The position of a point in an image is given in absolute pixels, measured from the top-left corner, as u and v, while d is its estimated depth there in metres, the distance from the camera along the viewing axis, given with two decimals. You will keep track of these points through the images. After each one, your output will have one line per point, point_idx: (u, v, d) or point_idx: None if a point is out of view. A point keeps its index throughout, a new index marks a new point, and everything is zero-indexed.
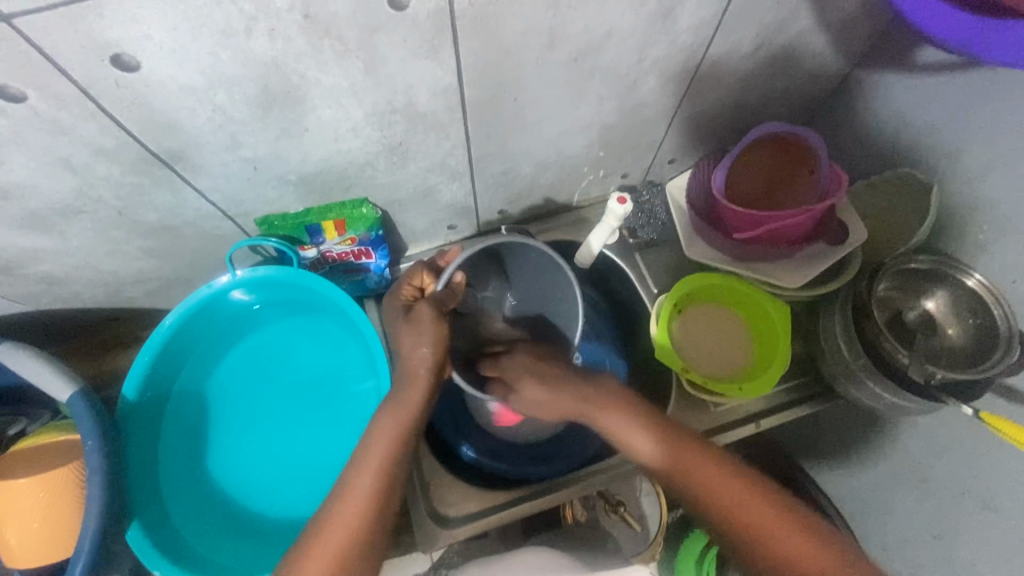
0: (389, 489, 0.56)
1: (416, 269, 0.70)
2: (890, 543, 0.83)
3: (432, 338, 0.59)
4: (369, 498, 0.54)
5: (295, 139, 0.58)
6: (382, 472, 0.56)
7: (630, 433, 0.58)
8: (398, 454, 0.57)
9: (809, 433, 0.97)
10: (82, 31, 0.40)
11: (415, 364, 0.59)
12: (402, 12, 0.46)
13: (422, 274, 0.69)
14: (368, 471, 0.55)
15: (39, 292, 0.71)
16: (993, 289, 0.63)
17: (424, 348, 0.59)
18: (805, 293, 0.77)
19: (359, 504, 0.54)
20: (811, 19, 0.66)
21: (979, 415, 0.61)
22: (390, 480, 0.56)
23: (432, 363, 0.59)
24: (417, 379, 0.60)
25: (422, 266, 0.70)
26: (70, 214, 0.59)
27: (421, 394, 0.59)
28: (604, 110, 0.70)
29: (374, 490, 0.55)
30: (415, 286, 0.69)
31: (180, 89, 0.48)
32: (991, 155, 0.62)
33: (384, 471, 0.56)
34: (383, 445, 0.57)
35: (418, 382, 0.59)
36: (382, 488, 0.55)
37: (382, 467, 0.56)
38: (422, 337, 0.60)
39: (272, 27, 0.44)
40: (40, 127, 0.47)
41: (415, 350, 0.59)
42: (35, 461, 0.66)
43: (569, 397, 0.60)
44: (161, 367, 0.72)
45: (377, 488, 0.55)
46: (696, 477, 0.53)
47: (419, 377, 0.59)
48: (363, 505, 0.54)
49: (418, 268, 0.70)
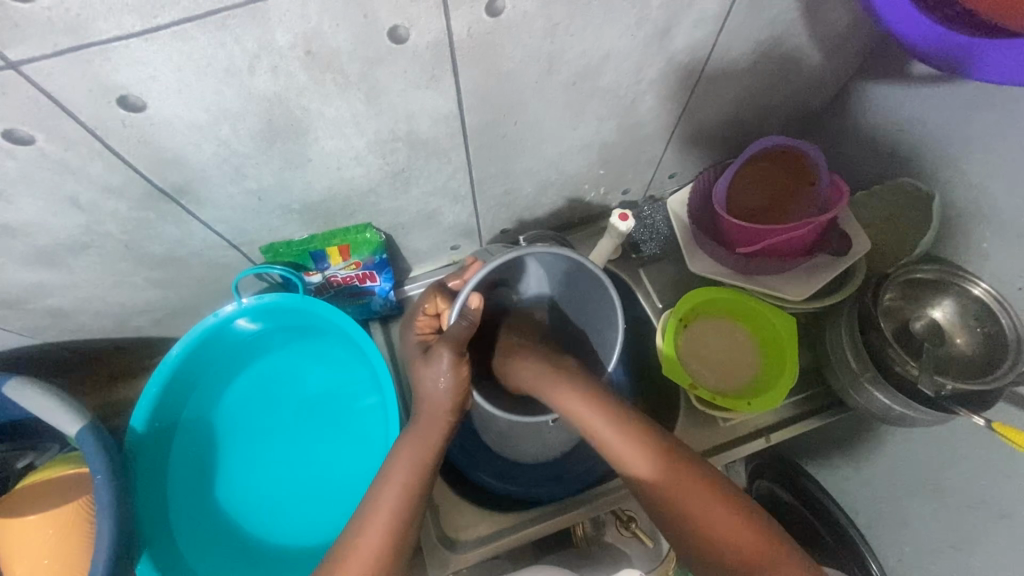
0: (407, 522, 0.57)
1: (429, 294, 0.70)
2: (906, 554, 0.82)
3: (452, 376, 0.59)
4: (385, 534, 0.55)
5: (299, 169, 0.58)
6: (400, 504, 0.57)
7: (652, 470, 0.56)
8: (415, 491, 0.58)
9: (819, 443, 0.96)
10: (90, 75, 0.41)
11: (434, 403, 0.60)
12: (402, 45, 0.47)
13: (435, 300, 0.69)
14: (386, 504, 0.57)
15: (47, 325, 0.71)
16: (999, 296, 0.64)
17: (441, 386, 0.60)
18: (811, 305, 0.77)
19: (378, 537, 0.55)
20: (806, 34, 0.66)
21: (991, 426, 0.60)
22: (408, 514, 0.57)
23: (451, 406, 0.60)
24: (436, 415, 0.61)
25: (435, 290, 0.70)
26: (77, 249, 0.59)
27: (441, 432, 0.60)
28: (603, 130, 0.71)
29: (393, 525, 0.56)
30: (431, 315, 0.69)
31: (185, 127, 0.49)
32: (991, 164, 0.62)
33: (401, 506, 0.57)
34: (400, 482, 0.58)
35: (438, 422, 0.61)
36: (400, 522, 0.56)
37: (398, 501, 0.57)
38: (435, 367, 0.60)
39: (274, 63, 0.45)
40: (49, 167, 0.48)
41: (434, 389, 0.60)
42: (47, 494, 0.67)
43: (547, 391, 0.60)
44: (170, 396, 0.72)
45: (393, 523, 0.56)
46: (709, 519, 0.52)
47: (440, 417, 0.61)
48: (380, 540, 0.55)
49: (429, 294, 0.70)
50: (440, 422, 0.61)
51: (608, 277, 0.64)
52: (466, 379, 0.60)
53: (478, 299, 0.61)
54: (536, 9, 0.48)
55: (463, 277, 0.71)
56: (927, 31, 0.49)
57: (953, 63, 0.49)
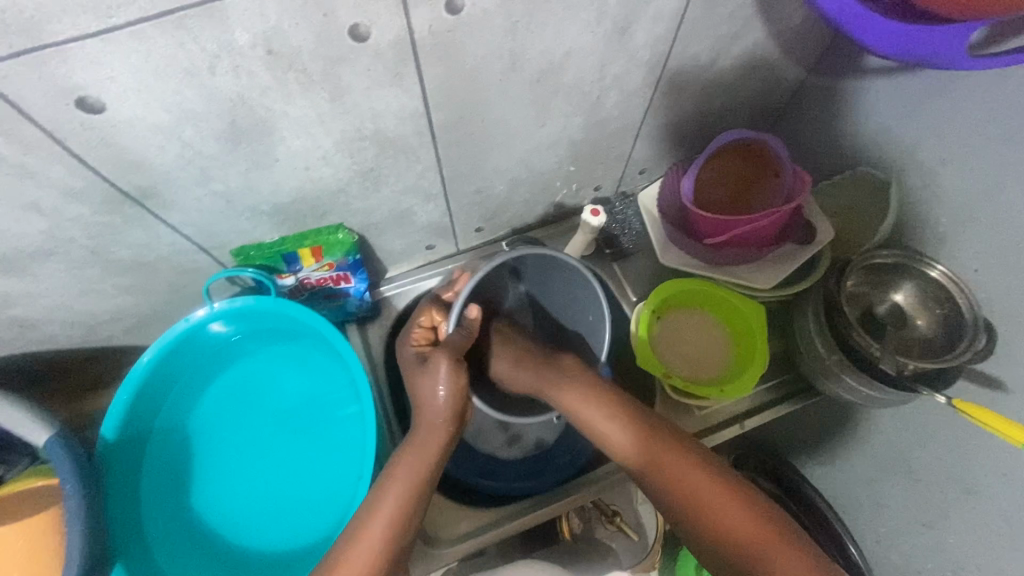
0: (402, 534, 0.56)
1: (424, 307, 0.70)
2: (882, 534, 0.84)
3: (451, 386, 0.60)
4: (383, 537, 0.55)
5: (267, 170, 0.58)
6: (395, 515, 0.56)
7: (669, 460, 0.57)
8: (414, 494, 0.57)
9: (795, 430, 0.99)
10: (46, 77, 0.41)
11: (433, 413, 0.60)
12: (363, 43, 0.48)
13: (431, 312, 0.69)
14: (381, 518, 0.56)
15: (13, 336, 0.70)
16: (956, 278, 0.65)
17: (439, 396, 0.60)
18: (777, 293, 0.79)
19: (375, 540, 0.55)
20: (763, 29, 0.68)
21: (953, 404, 0.62)
22: (403, 523, 0.56)
23: (449, 413, 0.60)
24: (434, 425, 0.60)
25: (431, 304, 0.70)
26: (41, 256, 0.59)
27: (441, 440, 0.60)
28: (570, 127, 0.72)
29: (391, 526, 0.55)
30: (427, 327, 0.69)
31: (147, 128, 0.48)
32: (942, 151, 0.65)
33: (395, 521, 0.56)
34: (401, 485, 0.57)
35: (437, 431, 0.60)
36: (398, 523, 0.56)
37: (398, 505, 0.56)
38: (434, 375, 0.60)
39: (235, 63, 0.45)
40: (8, 171, 0.48)
41: (432, 396, 0.60)
42: (18, 507, 0.66)
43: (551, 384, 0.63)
44: (141, 404, 0.72)
45: (392, 526, 0.55)
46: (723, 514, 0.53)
47: (437, 426, 0.60)
48: (379, 540, 0.55)
49: (426, 307, 0.70)
50: (441, 433, 0.60)
51: (586, 267, 0.68)
52: (465, 388, 0.61)
53: (475, 310, 0.64)
54: (494, 7, 0.49)
55: (456, 288, 0.73)
56: (874, 23, 0.50)
57: (890, 43, 0.51)
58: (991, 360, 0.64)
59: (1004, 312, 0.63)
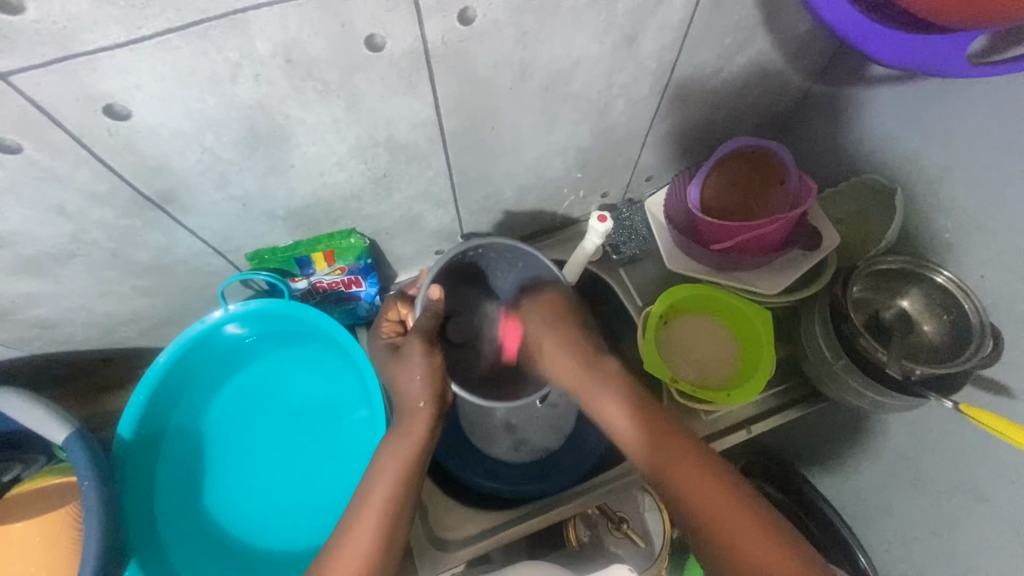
0: (396, 523, 0.56)
1: (389, 301, 0.74)
2: (892, 543, 0.84)
3: (427, 371, 0.60)
4: (376, 531, 0.55)
5: (283, 175, 0.60)
6: (386, 507, 0.56)
7: (688, 475, 0.56)
8: (403, 485, 0.58)
9: (802, 437, 0.98)
10: (77, 85, 0.43)
11: (414, 399, 0.60)
12: (379, 53, 0.49)
13: (397, 306, 0.73)
14: (373, 504, 0.57)
15: (34, 336, 0.72)
16: (962, 283, 0.65)
17: (418, 381, 0.60)
18: (784, 298, 0.79)
19: (367, 534, 0.55)
20: (767, 40, 0.70)
21: (960, 408, 0.61)
22: (395, 514, 0.56)
23: (429, 395, 0.60)
24: (416, 410, 0.60)
25: (395, 297, 0.74)
26: (64, 258, 0.60)
27: (423, 427, 0.60)
28: (578, 134, 0.73)
29: (383, 518, 0.56)
30: (394, 320, 0.73)
31: (170, 134, 0.50)
32: (946, 158, 0.66)
33: (387, 512, 0.56)
34: (389, 478, 0.58)
35: (419, 415, 0.60)
36: (389, 515, 0.56)
37: (388, 496, 0.57)
38: (410, 361, 0.61)
39: (255, 71, 0.47)
40: (37, 175, 0.50)
41: (411, 382, 0.61)
42: (34, 505, 0.67)
43: (594, 392, 0.62)
44: (158, 404, 0.73)
45: (384, 518, 0.56)
46: (733, 532, 0.53)
47: (419, 410, 0.60)
48: (372, 535, 0.55)
49: (390, 301, 0.74)
50: (424, 418, 0.60)
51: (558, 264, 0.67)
52: (439, 368, 0.61)
53: (437, 289, 0.62)
54: (505, 17, 0.51)
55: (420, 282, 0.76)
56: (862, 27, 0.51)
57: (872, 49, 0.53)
58: (999, 365, 0.64)
59: (1011, 317, 0.63)
